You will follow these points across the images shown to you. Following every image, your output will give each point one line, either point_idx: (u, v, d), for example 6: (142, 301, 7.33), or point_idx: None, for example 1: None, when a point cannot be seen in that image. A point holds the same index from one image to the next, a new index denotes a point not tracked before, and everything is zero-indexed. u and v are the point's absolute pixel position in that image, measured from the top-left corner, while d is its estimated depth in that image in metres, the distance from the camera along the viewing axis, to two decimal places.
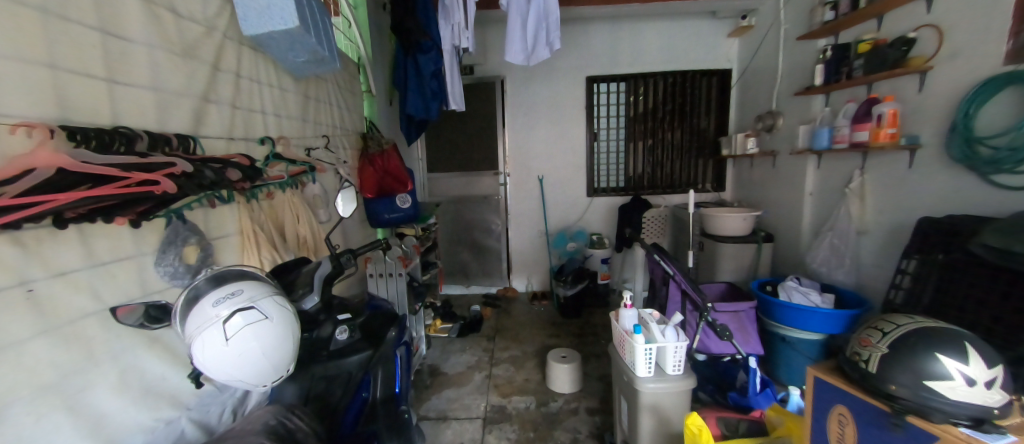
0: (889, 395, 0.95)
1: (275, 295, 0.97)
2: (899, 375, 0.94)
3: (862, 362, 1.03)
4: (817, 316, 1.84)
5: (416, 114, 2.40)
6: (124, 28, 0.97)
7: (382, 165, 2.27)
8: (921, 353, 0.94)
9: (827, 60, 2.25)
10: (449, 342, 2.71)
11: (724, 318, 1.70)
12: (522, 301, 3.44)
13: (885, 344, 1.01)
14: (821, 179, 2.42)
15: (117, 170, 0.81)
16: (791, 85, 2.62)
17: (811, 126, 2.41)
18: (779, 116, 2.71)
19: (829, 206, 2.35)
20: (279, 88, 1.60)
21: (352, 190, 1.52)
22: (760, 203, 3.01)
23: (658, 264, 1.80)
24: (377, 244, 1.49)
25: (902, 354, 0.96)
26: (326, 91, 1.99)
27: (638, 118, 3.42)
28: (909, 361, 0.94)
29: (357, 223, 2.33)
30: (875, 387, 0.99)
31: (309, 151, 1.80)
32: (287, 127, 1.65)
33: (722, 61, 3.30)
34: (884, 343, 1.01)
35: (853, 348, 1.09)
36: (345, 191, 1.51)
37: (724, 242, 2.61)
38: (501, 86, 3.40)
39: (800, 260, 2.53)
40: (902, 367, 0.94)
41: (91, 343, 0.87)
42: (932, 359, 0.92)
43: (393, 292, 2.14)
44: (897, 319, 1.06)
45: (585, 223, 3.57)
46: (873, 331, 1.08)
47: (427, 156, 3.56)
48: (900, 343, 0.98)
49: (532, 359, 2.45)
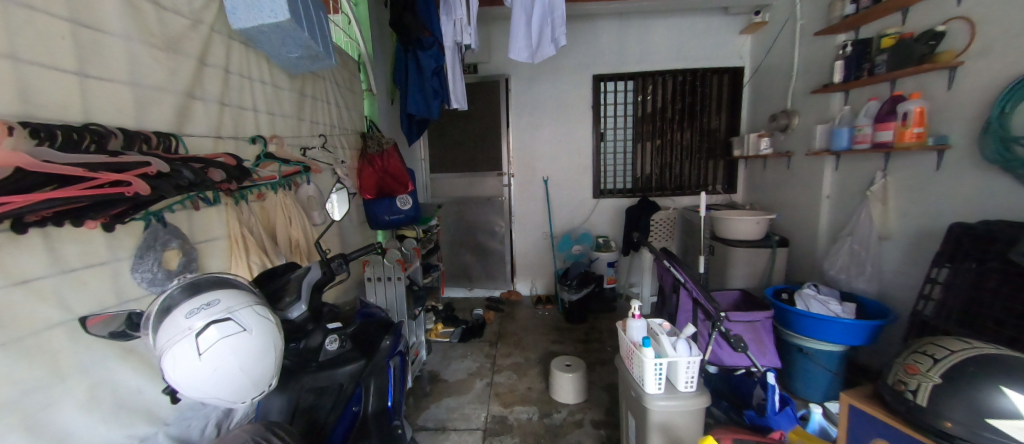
0: (940, 431, 0.97)
1: (255, 305, 0.90)
2: (953, 412, 0.95)
3: (909, 392, 1.04)
4: (837, 326, 1.73)
5: (417, 113, 2.34)
6: (99, 19, 0.90)
7: (382, 165, 2.22)
8: (977, 387, 0.94)
9: (847, 57, 2.14)
10: (450, 347, 2.64)
11: (739, 328, 1.60)
12: (525, 305, 3.36)
13: (937, 374, 1.01)
14: (839, 181, 2.31)
15: (82, 170, 0.74)
16: (807, 82, 2.51)
17: (829, 126, 2.30)
18: (794, 115, 2.60)
19: (848, 209, 2.24)
20: (273, 85, 1.54)
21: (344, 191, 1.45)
22: (773, 206, 2.90)
23: (668, 271, 1.71)
24: (373, 246, 1.40)
25: (956, 387, 0.97)
26: (323, 89, 1.93)
27: (646, 118, 3.32)
28: (966, 396, 0.94)
29: (355, 224, 2.26)
30: (923, 421, 1.00)
31: (306, 150, 1.74)
32: (281, 126, 1.59)
33: (734, 59, 3.19)
34: (935, 373, 1.02)
35: (899, 376, 1.10)
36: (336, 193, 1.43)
37: (735, 246, 2.51)
38: (505, 84, 3.32)
39: (817, 266, 2.42)
40: (957, 403, 0.95)
41: (55, 355, 0.81)
42: (990, 393, 0.92)
43: (391, 296, 2.08)
44: (951, 344, 1.06)
45: (590, 226, 3.48)
46: (922, 357, 1.08)
47: (429, 157, 3.50)
48: (953, 375, 0.99)
49: (535, 366, 2.36)
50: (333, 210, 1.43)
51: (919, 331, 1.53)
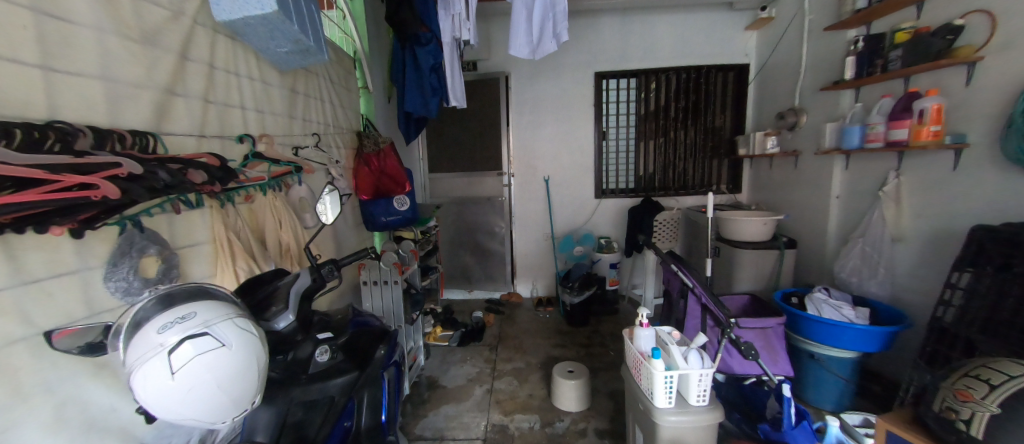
0: None
1: (236, 317, 0.83)
2: None
3: (960, 421, 1.09)
4: (850, 332, 1.67)
5: (414, 111, 2.27)
6: (67, 8, 0.84)
7: (378, 165, 2.18)
8: None
9: (859, 52, 2.07)
10: (449, 352, 2.57)
11: (749, 335, 1.54)
12: (526, 307, 3.29)
13: (994, 402, 1.05)
14: (849, 181, 2.24)
15: (43, 172, 0.67)
16: (816, 79, 2.44)
17: (839, 125, 2.23)
18: (802, 113, 2.53)
19: (858, 210, 2.17)
20: (262, 81, 1.47)
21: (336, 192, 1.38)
22: (779, 206, 2.83)
23: (675, 275, 1.64)
24: (369, 252, 1.33)
25: (1014, 421, 1.01)
26: (317, 86, 1.86)
27: (649, 116, 3.25)
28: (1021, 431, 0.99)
29: (351, 226, 2.19)
30: None
31: (298, 150, 1.68)
32: (271, 125, 1.52)
33: (739, 55, 3.12)
34: (992, 402, 1.06)
35: (946, 401, 1.13)
36: (328, 193, 1.37)
37: (742, 248, 2.44)
38: (505, 82, 3.24)
39: (826, 269, 2.35)
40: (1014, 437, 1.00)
41: (16, 373, 0.74)
42: None
43: (388, 301, 2.01)
44: (1010, 368, 1.09)
45: (592, 226, 3.41)
46: (977, 382, 1.11)
47: (428, 156, 3.43)
48: (1010, 407, 1.03)
49: (536, 372, 2.30)
50: (324, 213, 1.36)
51: (938, 339, 1.47)
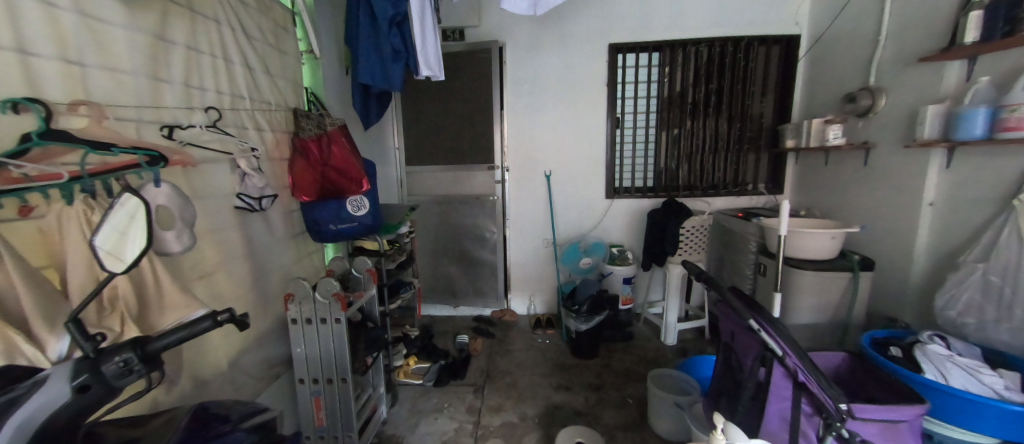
0: None
1: None
2: None
3: None
4: (1006, 417, 1.10)
5: (371, 83, 1.71)
6: None
7: (320, 156, 1.60)
8: None
9: (991, 4, 1.46)
10: (422, 395, 2.02)
11: (869, 432, 0.96)
12: (522, 329, 2.74)
13: None
14: (952, 184, 1.67)
15: None
16: (904, 47, 1.85)
17: (948, 107, 1.63)
18: (881, 94, 1.95)
19: (966, 225, 1.62)
20: (77, 10, 0.88)
21: (140, 202, 0.72)
22: (840, 213, 2.27)
23: (745, 327, 1.06)
24: (224, 317, 0.66)
25: None
26: (214, 36, 1.27)
27: (674, 100, 2.67)
28: None
29: (283, 238, 1.61)
30: None
31: (173, 130, 1.11)
32: (104, 88, 0.93)
33: (788, 24, 2.52)
34: None
35: None
36: (128, 203, 0.72)
37: (800, 268, 1.88)
38: (499, 54, 2.64)
39: (915, 299, 1.80)
40: None
41: None
42: None
43: (326, 344, 1.45)
44: None
45: (601, 232, 2.85)
46: None
47: (405, 145, 2.84)
48: None
49: (533, 431, 1.75)
50: (135, 237, 0.71)
51: None
